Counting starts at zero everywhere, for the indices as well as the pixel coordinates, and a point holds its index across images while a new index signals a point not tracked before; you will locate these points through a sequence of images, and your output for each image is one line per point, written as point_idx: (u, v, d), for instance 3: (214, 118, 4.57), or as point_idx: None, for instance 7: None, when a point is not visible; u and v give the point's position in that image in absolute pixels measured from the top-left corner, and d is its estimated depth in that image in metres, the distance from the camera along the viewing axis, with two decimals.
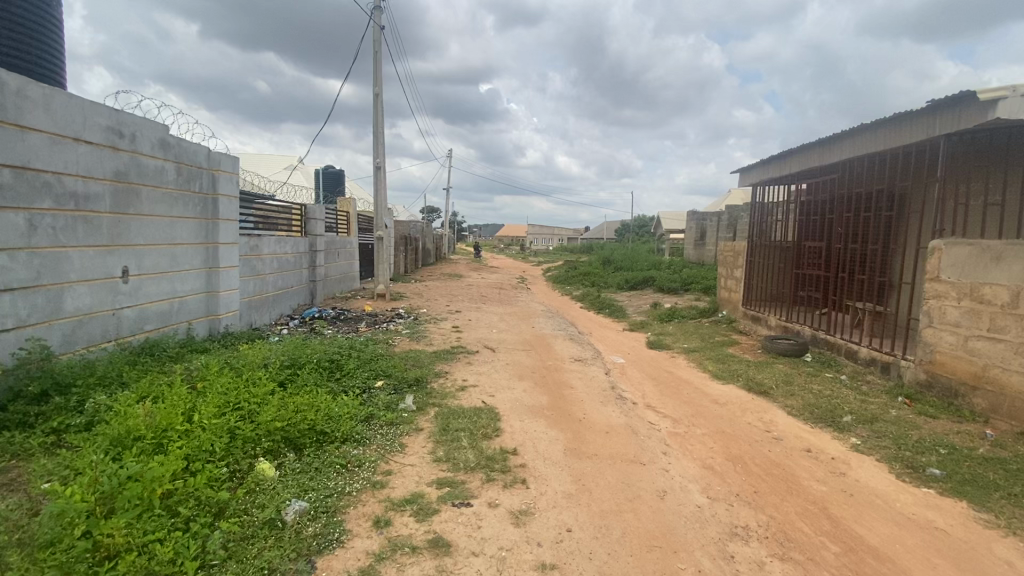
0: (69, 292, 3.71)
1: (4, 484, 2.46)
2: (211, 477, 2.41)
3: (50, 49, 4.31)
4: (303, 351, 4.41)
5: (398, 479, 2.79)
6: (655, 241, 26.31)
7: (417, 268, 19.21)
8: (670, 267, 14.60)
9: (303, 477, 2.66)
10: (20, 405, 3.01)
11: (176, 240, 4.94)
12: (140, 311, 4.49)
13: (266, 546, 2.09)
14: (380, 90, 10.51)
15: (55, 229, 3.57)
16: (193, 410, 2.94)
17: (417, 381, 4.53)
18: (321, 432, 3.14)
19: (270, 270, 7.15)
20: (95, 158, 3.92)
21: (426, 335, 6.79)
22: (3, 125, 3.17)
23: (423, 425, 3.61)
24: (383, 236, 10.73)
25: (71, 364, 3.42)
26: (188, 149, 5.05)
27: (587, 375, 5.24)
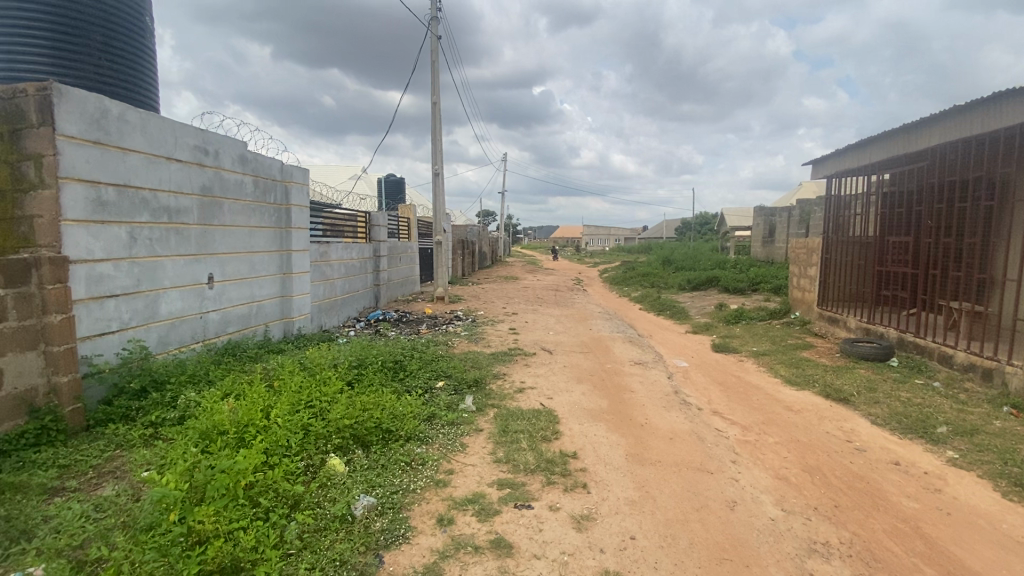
0: (164, 298, 4.07)
1: (110, 472, 2.74)
2: (287, 471, 2.56)
3: (142, 75, 4.73)
4: (368, 351, 4.60)
5: (460, 478, 2.84)
6: (718, 240, 25.21)
7: (474, 271, 19.51)
8: (735, 266, 13.94)
9: (371, 473, 2.77)
10: (124, 400, 3.34)
11: (254, 248, 5.30)
12: (224, 315, 4.85)
13: (337, 538, 2.19)
14: (437, 98, 10.79)
15: (151, 241, 3.93)
16: (272, 406, 3.14)
17: (477, 382, 4.58)
18: (386, 430, 3.26)
19: (338, 275, 7.52)
20: (185, 174, 4.28)
21: (484, 337, 6.87)
22: (108, 148, 3.53)
23: (483, 426, 3.66)
24: (442, 240, 11.01)
25: (165, 363, 3.75)
26: (264, 163, 5.41)
27: (649, 378, 5.09)
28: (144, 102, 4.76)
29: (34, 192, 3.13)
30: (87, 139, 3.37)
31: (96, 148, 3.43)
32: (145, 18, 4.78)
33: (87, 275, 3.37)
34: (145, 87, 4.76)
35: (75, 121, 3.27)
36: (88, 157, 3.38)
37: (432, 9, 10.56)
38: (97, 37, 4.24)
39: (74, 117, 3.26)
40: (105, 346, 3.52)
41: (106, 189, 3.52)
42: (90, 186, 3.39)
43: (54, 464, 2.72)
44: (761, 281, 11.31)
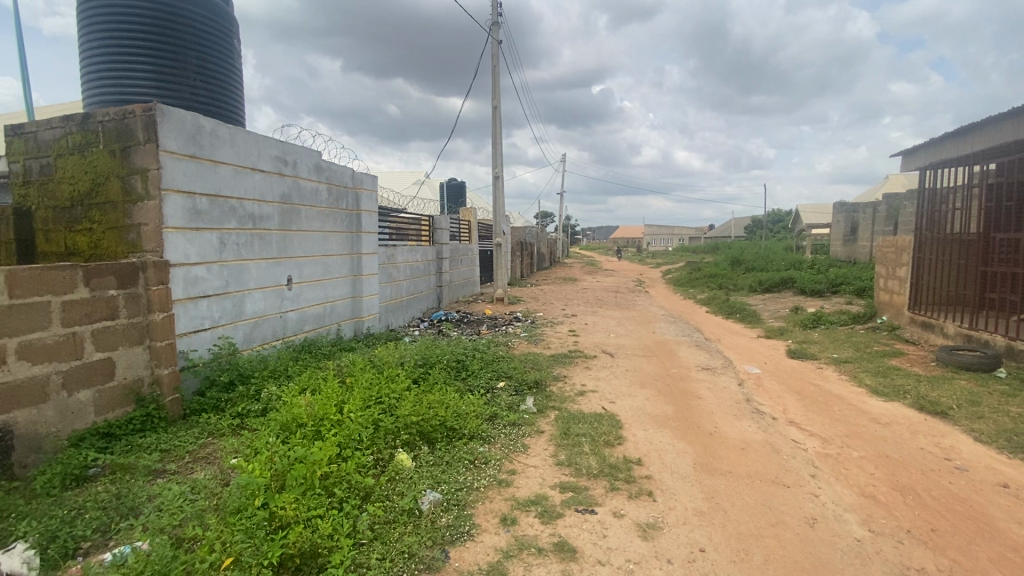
0: (249, 298, 4.39)
1: (204, 458, 3.00)
2: (359, 464, 2.68)
3: (231, 93, 5.13)
4: (433, 351, 4.73)
5: (522, 479, 2.85)
6: (792, 239, 23.74)
7: (533, 273, 19.56)
8: (812, 267, 13.06)
9: (436, 469, 2.84)
10: (215, 392, 3.65)
11: (328, 252, 5.61)
12: (301, 314, 5.17)
13: (405, 531, 2.27)
14: (498, 102, 10.94)
15: (238, 246, 4.26)
16: (345, 402, 3.31)
17: (538, 383, 4.59)
18: (450, 428, 3.34)
19: (404, 276, 7.80)
20: (267, 184, 4.60)
21: (544, 339, 6.86)
22: (202, 162, 3.86)
23: (545, 428, 3.66)
24: (502, 242, 11.13)
25: (250, 358, 4.04)
26: (337, 171, 5.72)
27: (717, 385, 4.87)
28: (233, 118, 5.16)
29: (141, 203, 3.49)
30: (184, 153, 3.70)
31: (192, 162, 3.77)
32: (233, 40, 5.19)
33: (184, 277, 3.71)
34: (234, 104, 5.17)
35: (175, 137, 3.60)
36: (185, 170, 3.71)
37: (493, 14, 10.72)
38: (193, 60, 4.64)
39: (174, 134, 3.59)
40: (199, 342, 3.86)
41: (200, 199, 3.85)
42: (187, 196, 3.73)
43: (156, 449, 3.01)
44: (842, 283, 10.52)
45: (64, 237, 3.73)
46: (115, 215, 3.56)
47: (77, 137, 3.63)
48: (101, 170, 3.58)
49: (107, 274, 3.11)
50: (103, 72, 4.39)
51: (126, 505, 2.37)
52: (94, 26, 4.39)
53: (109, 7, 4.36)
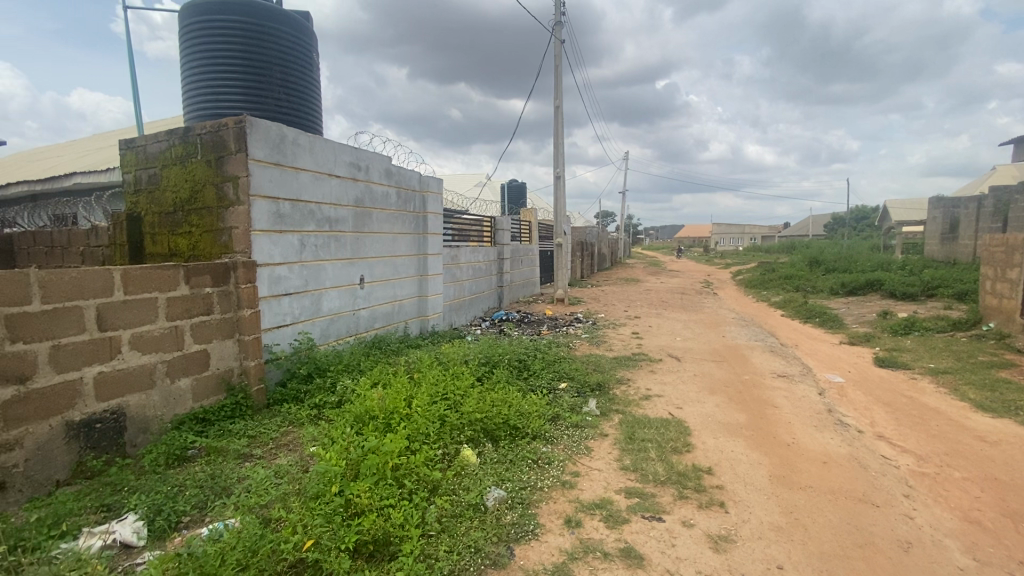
0: (325, 296, 4.66)
1: (286, 444, 3.22)
2: (427, 457, 2.77)
3: (311, 104, 5.46)
4: (496, 350, 4.79)
5: (587, 482, 2.83)
6: (879, 237, 21.85)
7: (594, 273, 19.30)
8: (903, 268, 11.96)
9: (500, 467, 2.88)
10: (295, 383, 3.91)
11: (397, 252, 5.83)
12: (372, 312, 5.41)
13: (471, 525, 2.31)
14: (560, 102, 10.89)
15: (316, 247, 4.52)
16: (413, 396, 3.43)
17: (601, 386, 4.52)
18: (513, 427, 3.36)
19: (466, 276, 7.95)
20: (342, 188, 4.86)
21: (606, 341, 6.74)
22: (285, 168, 4.14)
23: (608, 431, 3.60)
24: (563, 243, 11.08)
25: (326, 353, 4.29)
26: (406, 175, 5.93)
27: (795, 394, 4.58)
28: (312, 127, 5.49)
29: (232, 208, 3.79)
30: (270, 161, 3.98)
31: (277, 169, 4.05)
32: (313, 54, 5.52)
33: (269, 276, 3.99)
34: (313, 114, 5.49)
35: (262, 147, 3.88)
36: (271, 177, 3.99)
37: (556, 14, 10.68)
38: (277, 75, 4.99)
39: (261, 143, 3.87)
40: (282, 337, 4.14)
41: (284, 204, 4.13)
42: (273, 201, 4.00)
43: (245, 434, 3.26)
44: (940, 286, 9.55)
45: (167, 239, 4.13)
46: (210, 219, 3.89)
47: (179, 149, 4.01)
48: (198, 178, 3.93)
49: (203, 273, 3.40)
50: (201, 90, 4.82)
51: (219, 485, 2.59)
52: (194, 49, 4.82)
53: (205, 29, 4.77)
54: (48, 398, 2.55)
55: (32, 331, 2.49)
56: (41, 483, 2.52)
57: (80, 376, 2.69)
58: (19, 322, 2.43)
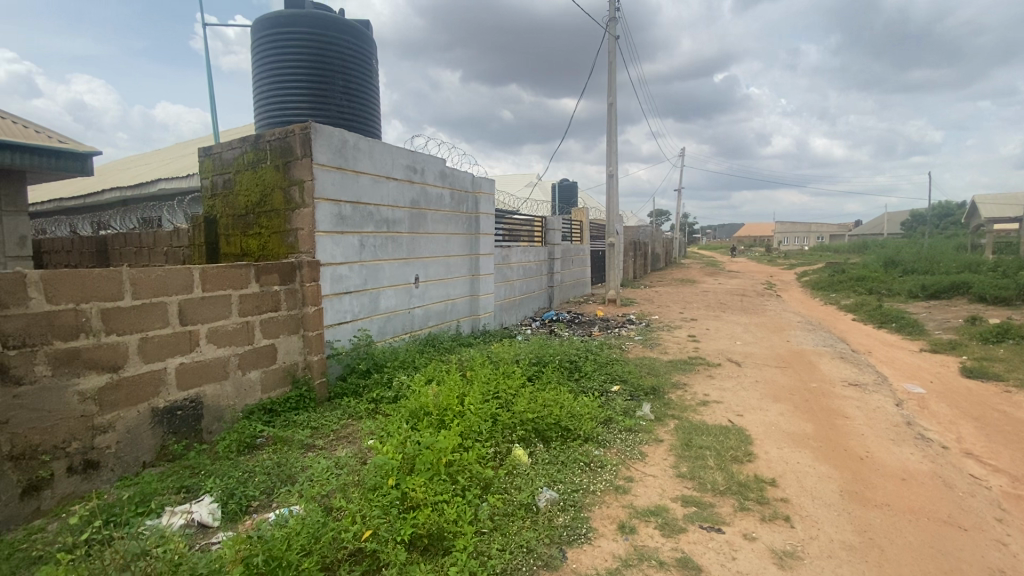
0: (382, 295, 4.81)
1: (346, 436, 3.36)
2: (480, 455, 2.80)
3: (371, 110, 5.65)
4: (547, 350, 4.78)
5: (641, 488, 2.76)
6: (966, 235, 20.00)
7: (646, 274, 18.85)
8: (995, 270, 10.88)
9: (552, 468, 2.87)
10: (355, 378, 4.07)
11: (450, 252, 5.93)
12: (426, 310, 5.54)
13: (523, 525, 2.31)
14: (613, 99, 10.72)
15: (374, 247, 4.68)
16: (466, 394, 3.47)
17: (655, 390, 4.40)
18: (565, 428, 3.34)
19: (517, 276, 7.99)
20: (399, 190, 5.00)
21: (660, 343, 6.55)
22: (346, 172, 4.31)
23: (663, 437, 3.50)
24: (616, 242, 10.89)
25: (383, 350, 4.43)
26: (460, 176, 6.02)
27: (868, 404, 4.27)
28: (372, 131, 5.69)
29: (298, 210, 3.99)
30: (332, 165, 4.16)
31: (339, 172, 4.23)
32: (372, 61, 5.72)
33: (331, 275, 4.18)
34: (373, 119, 5.69)
35: (325, 152, 4.06)
36: (333, 180, 4.16)
37: (610, 10, 10.52)
38: (339, 82, 5.21)
39: (324, 149, 4.05)
40: (342, 333, 4.31)
41: (345, 206, 4.31)
42: (335, 204, 4.18)
43: (308, 426, 3.43)
44: None
45: (239, 240, 4.40)
46: (278, 221, 4.12)
47: (250, 155, 4.26)
48: (268, 183, 4.16)
49: (272, 272, 3.61)
50: (271, 99, 5.12)
51: (285, 472, 2.73)
52: (264, 60, 5.13)
53: (274, 42, 5.06)
54: (137, 385, 2.78)
55: (123, 323, 2.72)
56: (129, 464, 2.75)
57: (164, 366, 2.92)
58: (112, 316, 2.67)
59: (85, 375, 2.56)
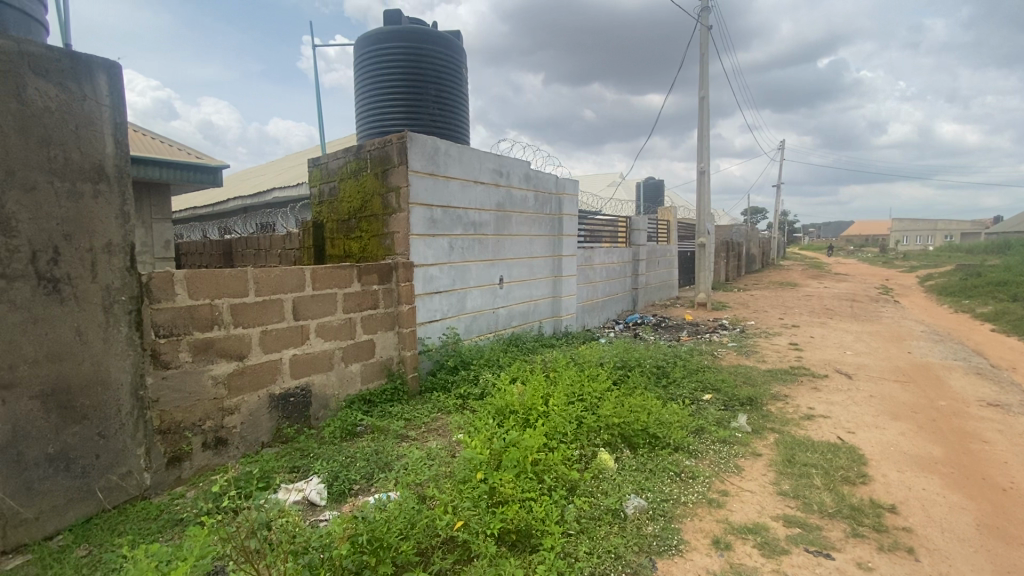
0: (469, 295, 4.97)
1: (436, 429, 3.51)
2: (565, 456, 2.80)
3: (462, 117, 5.84)
4: (632, 354, 4.67)
5: (737, 503, 2.61)
6: None
7: (739, 276, 17.74)
8: None
9: (640, 475, 2.80)
10: (444, 374, 4.25)
11: (534, 253, 5.99)
12: (510, 311, 5.64)
13: (611, 531, 2.28)
14: (705, 92, 10.22)
15: (462, 249, 4.85)
16: (550, 395, 3.49)
17: (752, 401, 4.13)
18: (653, 436, 3.24)
19: (600, 277, 7.88)
20: (486, 194, 5.14)
21: (757, 351, 6.14)
22: (438, 177, 4.51)
23: (762, 451, 3.28)
24: (707, 243, 10.37)
25: (469, 348, 4.58)
26: (544, 179, 6.06)
27: (1013, 428, 3.70)
28: (463, 137, 5.91)
29: (395, 214, 4.24)
30: (426, 172, 4.37)
31: (431, 178, 4.43)
32: (463, 70, 5.93)
33: (423, 276, 4.40)
34: (464, 126, 5.88)
35: (419, 159, 4.28)
36: (426, 186, 4.38)
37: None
38: (432, 92, 5.46)
39: (418, 156, 4.27)
40: (432, 331, 4.52)
41: (437, 210, 4.51)
42: (428, 208, 4.40)
43: (402, 417, 3.63)
44: None
45: (343, 243, 4.76)
46: (377, 225, 4.40)
47: (353, 164, 4.59)
48: (368, 190, 4.47)
49: (371, 272, 3.86)
50: (371, 112, 5.50)
51: (382, 460, 2.92)
52: (366, 76, 5.51)
53: (375, 58, 5.42)
54: (258, 372, 3.11)
55: (248, 317, 3.06)
56: (251, 443, 3.08)
57: (280, 357, 3.24)
58: (240, 310, 3.01)
59: (217, 362, 2.90)
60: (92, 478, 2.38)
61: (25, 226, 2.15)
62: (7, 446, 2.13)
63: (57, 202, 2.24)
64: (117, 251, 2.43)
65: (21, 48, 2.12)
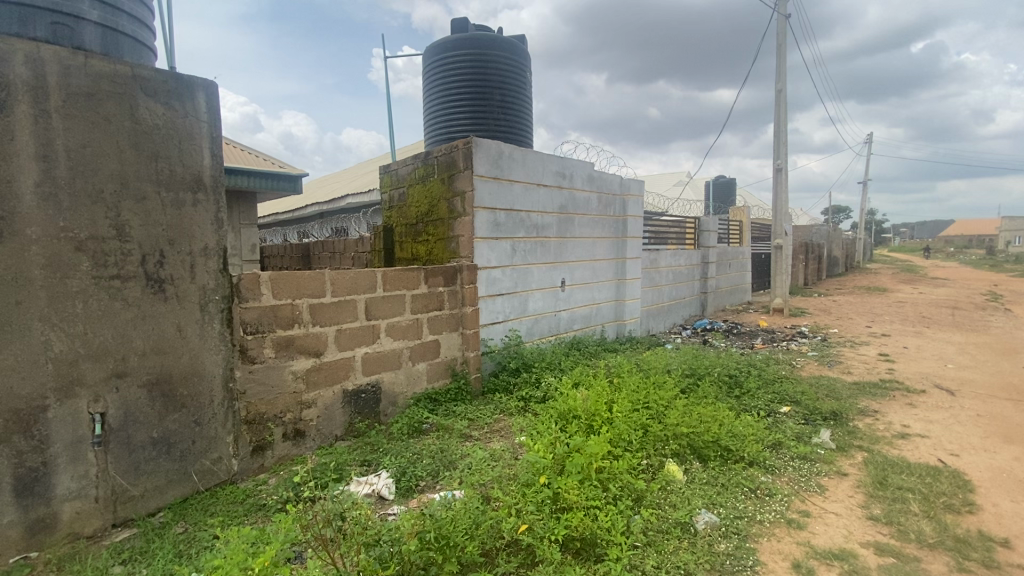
0: (531, 298, 4.98)
1: (498, 430, 3.54)
2: (631, 465, 2.73)
3: (526, 121, 5.86)
4: (702, 362, 4.47)
5: (820, 526, 2.42)
6: None
7: (819, 280, 16.56)
8: None
9: (711, 489, 2.67)
10: (506, 376, 4.29)
11: (596, 256, 5.89)
12: (572, 314, 5.58)
13: (680, 546, 2.19)
14: (782, 85, 9.65)
15: (525, 252, 4.86)
16: (615, 401, 3.42)
17: (836, 416, 3.83)
18: (725, 448, 3.08)
19: (667, 281, 7.63)
20: (549, 196, 5.13)
21: (841, 362, 5.68)
22: (502, 180, 4.55)
23: (848, 470, 3.02)
24: (784, 245, 9.76)
25: (531, 350, 4.58)
26: (608, 180, 5.96)
27: None
28: (527, 140, 5.94)
29: (460, 218, 4.33)
30: (490, 176, 4.42)
31: (495, 182, 4.48)
32: (528, 74, 5.95)
33: (487, 278, 4.46)
34: (528, 129, 5.90)
35: (484, 163, 4.34)
36: (490, 190, 4.43)
37: None
38: (497, 97, 5.53)
39: (483, 161, 4.33)
40: (495, 333, 4.57)
41: (500, 213, 4.56)
42: (491, 212, 4.46)
43: (465, 416, 3.70)
44: None
45: (411, 246, 4.92)
46: (443, 228, 4.51)
47: (421, 170, 4.73)
48: (435, 195, 4.59)
49: (437, 275, 3.97)
50: (439, 119, 5.66)
51: (446, 458, 2.98)
52: (433, 84, 5.69)
53: (442, 66, 5.58)
54: (333, 369, 3.27)
55: (325, 317, 3.23)
56: (326, 436, 3.25)
57: (353, 354, 3.40)
58: (318, 310, 3.19)
59: (297, 358, 3.09)
60: (188, 462, 2.61)
61: (136, 231, 2.39)
62: (120, 428, 2.38)
63: (163, 211, 2.47)
64: (212, 255, 2.65)
65: (135, 72, 2.37)
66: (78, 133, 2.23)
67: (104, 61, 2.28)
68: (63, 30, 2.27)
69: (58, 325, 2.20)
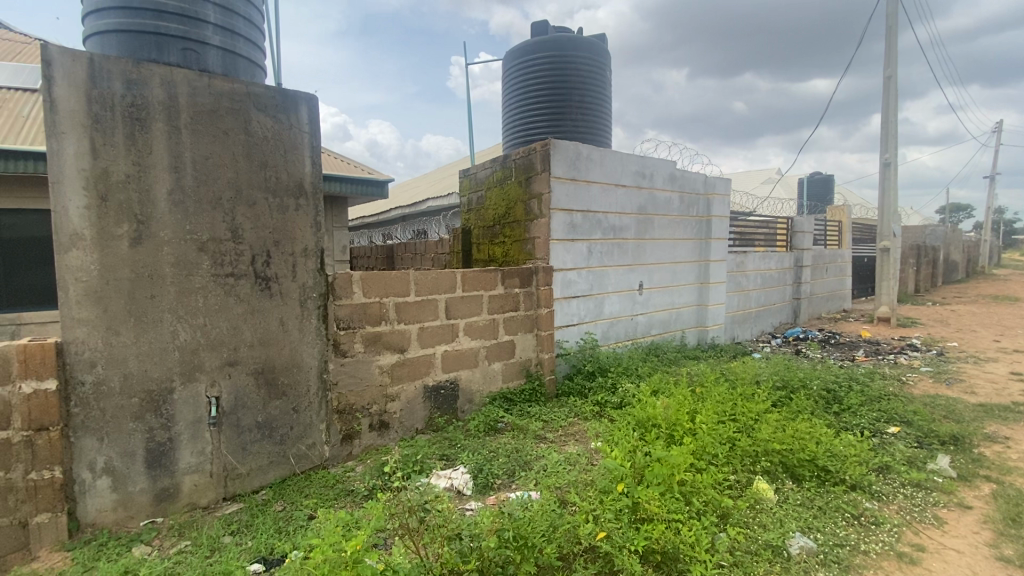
0: (607, 300, 4.89)
1: (573, 433, 3.52)
2: (715, 479, 2.59)
3: (606, 119, 5.75)
4: (795, 374, 4.15)
5: (937, 563, 2.15)
6: None
7: (935, 287, 14.77)
8: None
9: (806, 512, 2.47)
10: (580, 379, 4.25)
11: (676, 258, 5.66)
12: (649, 318, 5.41)
13: (772, 570, 2.06)
14: (892, 71, 8.73)
15: (602, 254, 4.79)
16: (697, 411, 3.27)
17: (956, 441, 3.39)
18: (823, 469, 2.83)
19: (754, 285, 7.17)
20: (627, 197, 5.01)
21: (962, 380, 5.03)
22: (579, 181, 4.51)
23: (973, 504, 2.66)
24: (892, 247, 8.81)
25: (607, 355, 4.50)
26: (691, 179, 5.71)
27: None
28: (607, 140, 5.84)
29: (536, 220, 4.35)
30: (567, 177, 4.40)
31: (573, 184, 4.46)
32: (609, 73, 5.86)
33: (562, 280, 4.45)
34: (608, 127, 5.79)
35: (561, 165, 4.33)
36: (567, 191, 4.41)
37: None
38: (576, 97, 5.48)
39: (561, 162, 4.32)
40: (570, 335, 4.55)
41: (577, 215, 4.53)
42: (568, 213, 4.44)
43: (540, 418, 3.71)
44: None
45: (487, 248, 5.02)
46: (519, 230, 4.56)
47: (499, 173, 4.81)
48: (513, 197, 4.64)
49: (513, 276, 4.01)
50: (518, 122, 5.74)
51: (522, 458, 3.00)
52: (513, 88, 5.78)
53: (522, 69, 5.65)
54: (415, 365, 3.41)
55: (409, 315, 3.37)
56: (408, 428, 3.39)
57: (434, 352, 3.52)
58: (402, 309, 3.34)
59: (383, 353, 3.25)
60: (287, 445, 2.83)
61: (248, 233, 2.64)
62: (231, 411, 2.64)
63: (270, 214, 2.71)
64: (311, 255, 2.87)
65: (249, 89, 2.61)
66: (202, 146, 2.50)
67: (225, 80, 2.55)
68: (191, 55, 2.56)
69: (183, 317, 2.48)
